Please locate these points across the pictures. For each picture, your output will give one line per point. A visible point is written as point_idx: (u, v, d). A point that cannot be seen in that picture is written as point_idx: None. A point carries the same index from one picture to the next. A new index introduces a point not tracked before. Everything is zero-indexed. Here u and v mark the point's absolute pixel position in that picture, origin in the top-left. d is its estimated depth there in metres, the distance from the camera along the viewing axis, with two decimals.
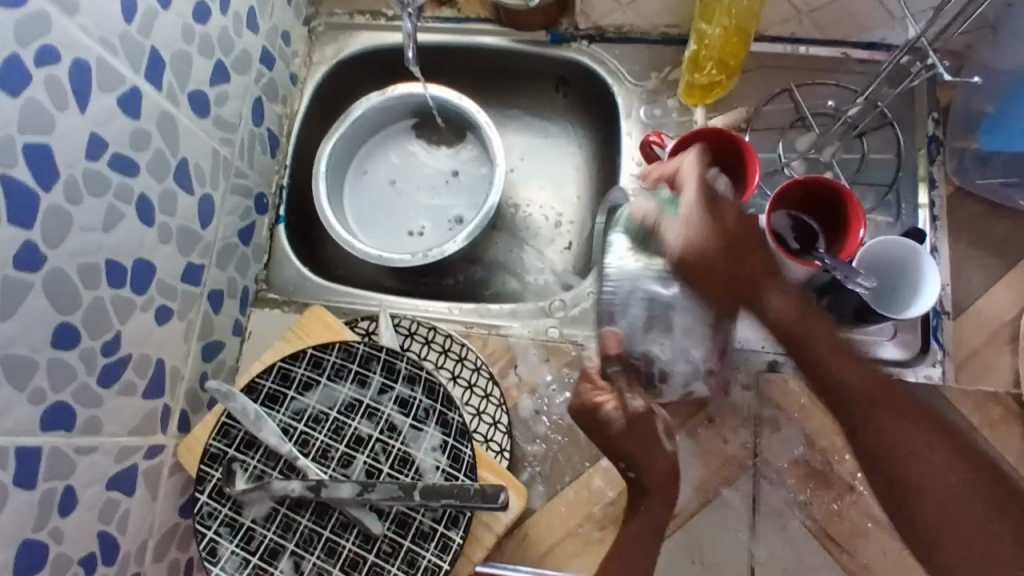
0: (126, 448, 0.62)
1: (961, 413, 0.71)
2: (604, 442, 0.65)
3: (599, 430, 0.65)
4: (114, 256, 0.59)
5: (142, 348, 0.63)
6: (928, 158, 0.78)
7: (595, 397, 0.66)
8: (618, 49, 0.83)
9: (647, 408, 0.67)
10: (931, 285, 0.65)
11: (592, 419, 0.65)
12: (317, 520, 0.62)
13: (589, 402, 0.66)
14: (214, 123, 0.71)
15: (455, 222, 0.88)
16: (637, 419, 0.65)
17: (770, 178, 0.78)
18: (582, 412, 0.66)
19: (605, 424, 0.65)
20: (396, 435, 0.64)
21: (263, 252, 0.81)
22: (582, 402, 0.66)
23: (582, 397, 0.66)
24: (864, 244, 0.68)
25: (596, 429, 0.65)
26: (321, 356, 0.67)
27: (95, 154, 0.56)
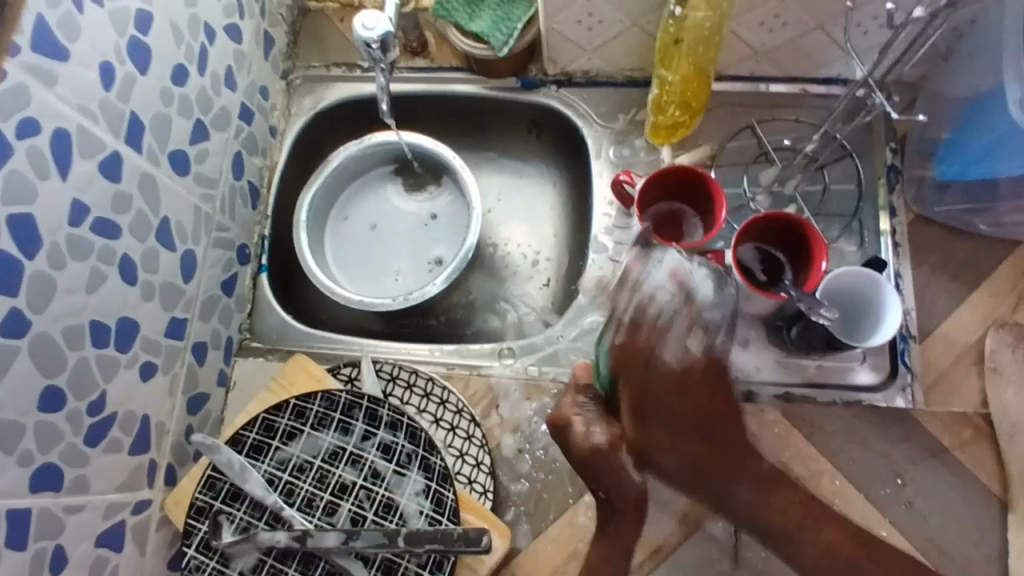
0: (113, 505, 0.63)
1: (933, 435, 0.72)
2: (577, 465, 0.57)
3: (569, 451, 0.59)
4: (98, 317, 0.60)
5: (128, 405, 0.64)
6: (888, 187, 0.80)
7: (567, 414, 0.60)
8: (586, 93, 0.86)
9: (616, 440, 0.57)
10: (892, 311, 0.67)
11: (563, 436, 0.60)
12: (304, 570, 0.63)
13: (561, 421, 0.60)
14: (194, 180, 0.73)
15: (435, 264, 0.90)
16: (596, 452, 0.56)
17: (737, 212, 0.81)
18: (554, 425, 0.61)
19: (570, 441, 0.59)
20: (379, 481, 0.65)
21: (246, 301, 0.83)
22: (557, 419, 0.61)
23: (558, 411, 0.61)
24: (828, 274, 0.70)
25: (564, 443, 0.59)
26: (304, 406, 0.68)
27: (77, 219, 0.58)
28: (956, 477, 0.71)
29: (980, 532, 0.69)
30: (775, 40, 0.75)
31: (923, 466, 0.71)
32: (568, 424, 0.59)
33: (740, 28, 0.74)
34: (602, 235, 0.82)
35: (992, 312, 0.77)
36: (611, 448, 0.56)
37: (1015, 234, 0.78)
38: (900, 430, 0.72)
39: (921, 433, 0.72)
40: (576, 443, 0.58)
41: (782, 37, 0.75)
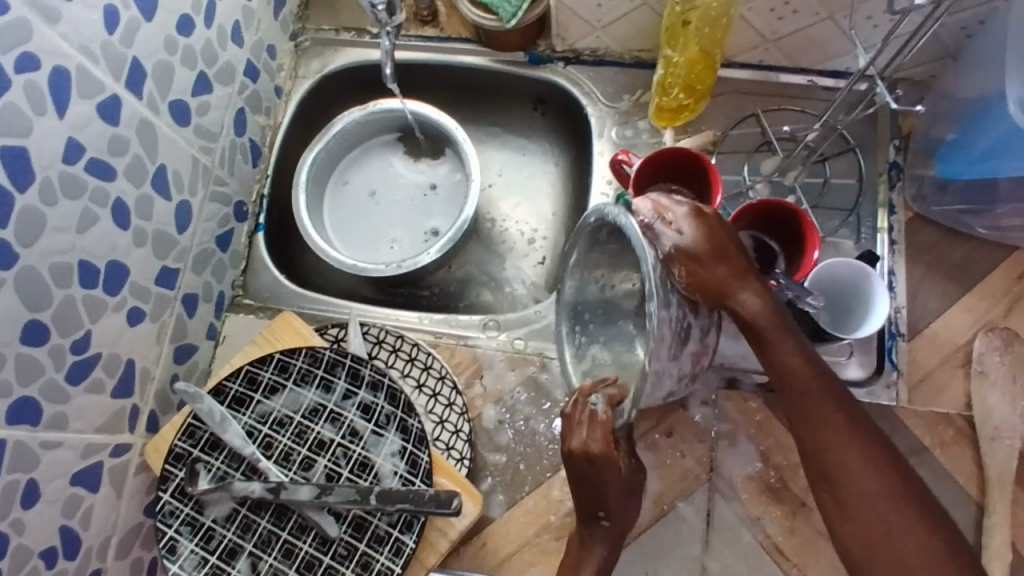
0: (91, 445, 0.64)
1: (915, 434, 0.72)
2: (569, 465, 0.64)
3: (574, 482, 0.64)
4: (87, 257, 0.61)
5: (113, 348, 0.65)
6: (889, 184, 0.80)
7: (574, 417, 0.63)
8: (592, 71, 0.85)
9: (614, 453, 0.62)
10: (880, 305, 0.66)
11: (568, 437, 0.63)
12: (276, 522, 0.64)
13: (569, 424, 0.63)
14: (194, 132, 0.73)
15: (431, 234, 0.90)
16: (597, 458, 0.62)
17: (735, 200, 0.81)
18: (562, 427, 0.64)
19: (570, 449, 0.63)
20: (357, 439, 0.65)
21: (240, 258, 0.83)
22: (566, 417, 0.63)
23: (569, 410, 0.64)
24: (819, 264, 0.69)
25: (565, 452, 0.63)
26: (288, 361, 0.68)
27: (71, 158, 0.58)
28: (934, 476, 0.71)
29: (957, 534, 0.69)
30: (785, 27, 0.75)
31: None
32: (572, 433, 0.63)
33: (750, 13, 0.73)
34: None
35: (984, 316, 0.76)
36: (604, 455, 0.62)
37: (1013, 239, 0.77)
38: (880, 427, 0.72)
39: (901, 431, 0.72)
40: (574, 452, 0.62)
41: (792, 25, 0.74)
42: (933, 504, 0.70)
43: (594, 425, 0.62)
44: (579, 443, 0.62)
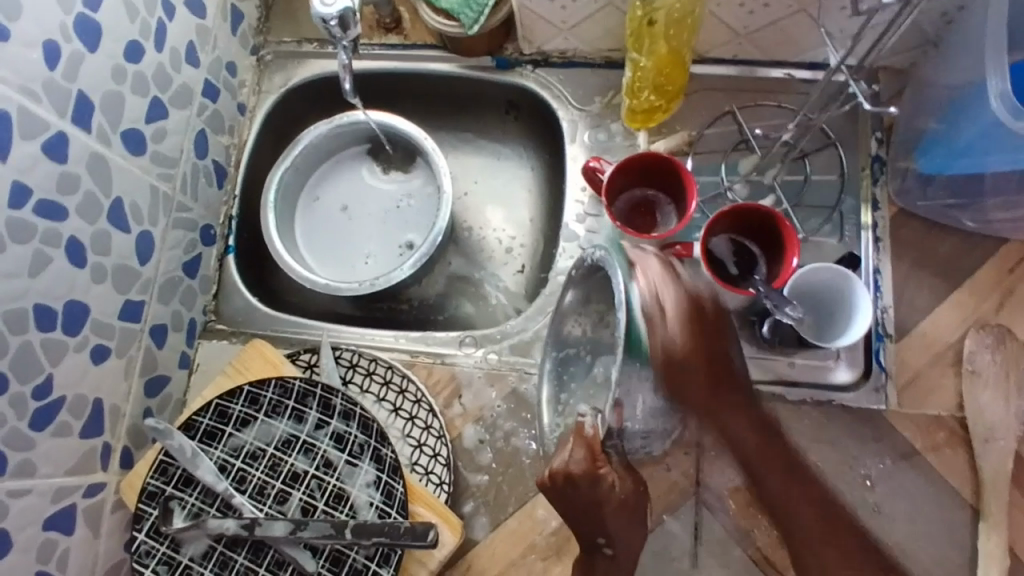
0: (62, 488, 0.63)
1: (903, 436, 0.71)
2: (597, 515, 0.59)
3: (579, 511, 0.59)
4: (43, 300, 0.59)
5: (78, 388, 0.64)
6: (872, 180, 0.78)
7: (599, 469, 0.57)
8: (561, 73, 0.83)
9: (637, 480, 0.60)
10: (862, 310, 0.64)
11: (593, 489, 0.57)
12: (253, 558, 0.63)
13: (593, 473, 0.57)
14: (151, 160, 0.71)
15: (406, 248, 0.88)
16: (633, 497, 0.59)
17: (713, 202, 0.78)
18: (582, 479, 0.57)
19: (600, 500, 0.57)
20: (331, 471, 0.64)
21: (211, 283, 0.82)
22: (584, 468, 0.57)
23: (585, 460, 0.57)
24: (800, 269, 0.68)
25: (591, 501, 0.58)
26: (258, 393, 0.67)
27: (17, 201, 0.57)
28: (924, 479, 0.70)
29: (950, 537, 0.68)
30: (756, 22, 0.72)
31: (891, 468, 0.70)
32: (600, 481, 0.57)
33: (719, 9, 0.71)
34: (574, 222, 0.79)
35: (973, 312, 0.74)
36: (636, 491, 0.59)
37: (1002, 232, 0.75)
38: (869, 431, 0.71)
39: (890, 434, 0.71)
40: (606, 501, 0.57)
41: (763, 19, 0.72)
42: (924, 507, 0.69)
43: (582, 443, 0.57)
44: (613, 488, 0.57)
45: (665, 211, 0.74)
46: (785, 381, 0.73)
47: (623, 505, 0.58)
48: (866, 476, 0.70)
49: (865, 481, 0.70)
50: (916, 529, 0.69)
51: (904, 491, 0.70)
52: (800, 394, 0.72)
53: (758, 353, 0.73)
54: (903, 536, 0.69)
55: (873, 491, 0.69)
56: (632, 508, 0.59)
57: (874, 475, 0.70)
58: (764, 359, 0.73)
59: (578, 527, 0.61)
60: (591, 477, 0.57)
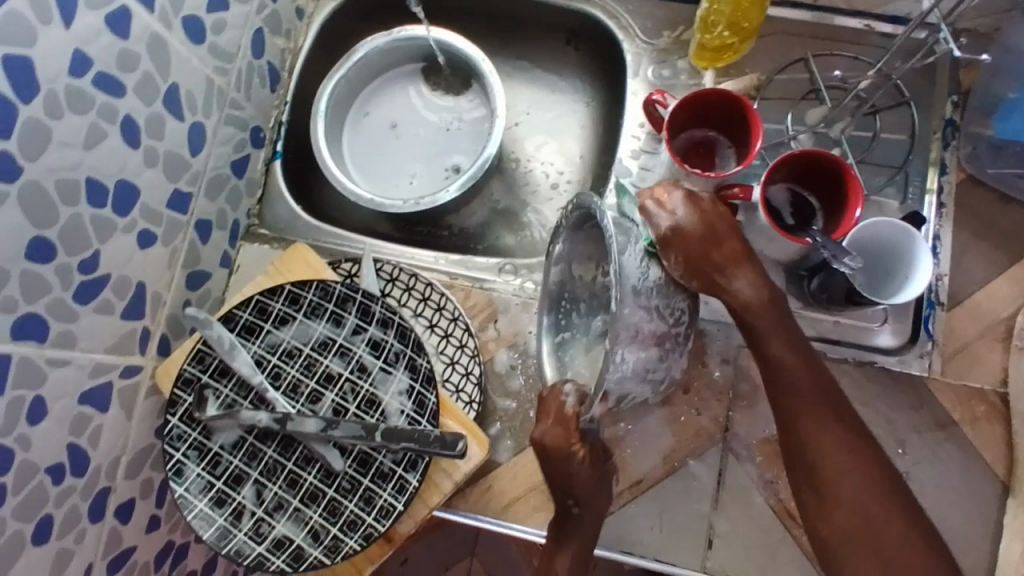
0: (101, 365, 0.64)
1: (943, 406, 0.69)
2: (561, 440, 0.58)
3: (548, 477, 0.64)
4: (95, 175, 0.59)
5: (123, 269, 0.64)
6: (942, 142, 0.75)
7: None
8: (631, 4, 0.80)
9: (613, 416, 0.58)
10: (922, 271, 0.62)
11: None
12: (282, 452, 0.64)
13: None
14: (208, 51, 0.70)
15: (452, 172, 0.87)
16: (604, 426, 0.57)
17: (775, 150, 0.75)
18: None
19: None
20: (365, 376, 0.64)
21: (257, 186, 0.81)
22: None
23: None
24: (862, 222, 0.65)
25: None
26: (298, 293, 0.67)
27: (78, 70, 0.56)
28: (960, 451, 0.68)
29: (979, 512, 0.67)
30: None
31: (927, 437, 0.68)
32: None
33: None
34: (627, 158, 0.77)
35: None
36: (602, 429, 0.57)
37: None
38: (909, 397, 0.69)
39: (930, 404, 0.69)
40: None
41: None
42: (956, 478, 0.68)
43: (563, 362, 0.57)
44: None
45: (724, 154, 0.72)
46: (827, 339, 0.71)
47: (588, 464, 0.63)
48: (901, 444, 0.68)
49: (897, 450, 0.68)
50: (946, 501, 0.67)
51: (938, 461, 0.68)
52: (841, 354, 0.71)
53: (804, 309, 0.72)
54: (930, 507, 0.67)
55: (906, 458, 0.68)
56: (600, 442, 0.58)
57: (909, 445, 0.68)
58: (809, 316, 0.72)
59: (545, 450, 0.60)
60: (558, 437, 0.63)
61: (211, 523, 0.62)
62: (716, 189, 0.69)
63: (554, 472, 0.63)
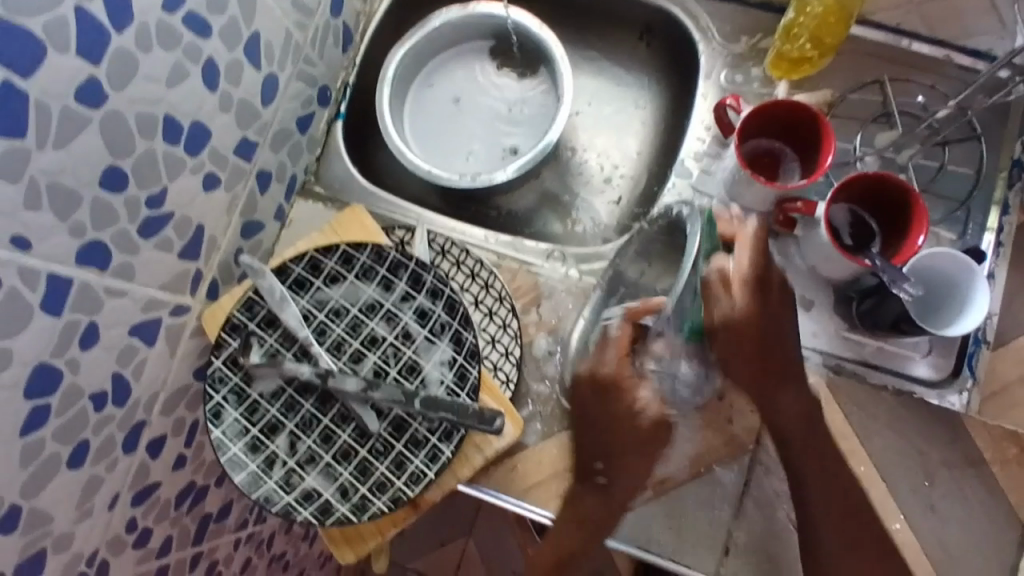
0: (153, 300, 0.65)
1: (977, 445, 0.68)
2: (614, 420, 0.67)
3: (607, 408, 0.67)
4: (172, 112, 0.60)
5: (186, 209, 0.65)
6: (1008, 182, 0.74)
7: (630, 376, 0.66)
8: (712, 6, 0.79)
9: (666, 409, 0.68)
10: (979, 307, 0.62)
11: (614, 391, 0.66)
12: (319, 407, 0.65)
13: (621, 374, 0.66)
14: (291, 4, 0.71)
15: (508, 153, 0.87)
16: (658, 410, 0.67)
17: (840, 169, 0.75)
18: (611, 376, 0.66)
19: (621, 408, 0.66)
20: (409, 342, 0.65)
21: (317, 144, 0.82)
22: (614, 371, 0.66)
23: (615, 365, 0.66)
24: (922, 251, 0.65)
25: (600, 400, 0.67)
26: (352, 254, 0.68)
27: (170, 7, 0.57)
28: (988, 493, 0.68)
29: (1000, 556, 0.66)
30: None
31: (957, 474, 0.68)
32: (621, 381, 0.66)
33: None
34: (689, 159, 0.77)
35: None
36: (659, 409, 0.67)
37: None
38: (944, 432, 0.68)
39: (965, 441, 0.68)
40: (626, 409, 0.67)
41: None
42: (981, 518, 0.67)
43: (614, 348, 0.66)
44: (641, 394, 0.67)
45: (789, 166, 0.71)
46: (869, 364, 0.71)
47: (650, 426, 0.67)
48: (929, 476, 0.67)
49: (924, 482, 0.67)
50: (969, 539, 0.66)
51: (963, 498, 0.67)
52: (880, 380, 0.71)
53: (849, 331, 0.72)
54: (953, 545, 0.66)
55: (932, 491, 0.67)
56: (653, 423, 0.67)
57: (938, 478, 0.67)
58: (852, 339, 0.71)
59: (594, 423, 0.67)
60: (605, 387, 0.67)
61: (243, 467, 0.63)
62: (779, 202, 0.69)
63: (590, 409, 0.67)
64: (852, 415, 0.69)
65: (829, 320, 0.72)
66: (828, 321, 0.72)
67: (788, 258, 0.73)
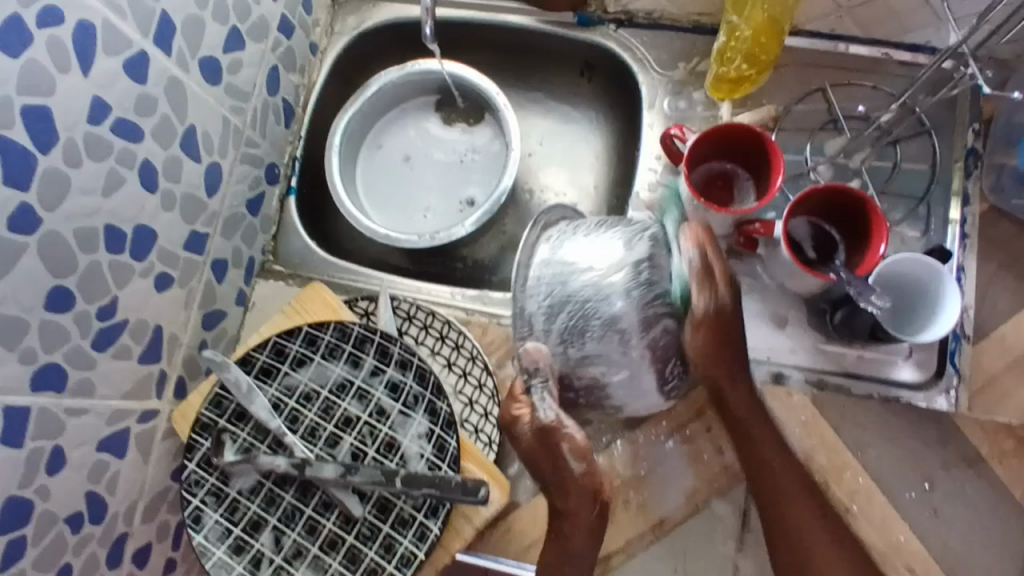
0: (118, 411, 0.63)
1: (973, 443, 0.67)
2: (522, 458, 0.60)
3: (530, 442, 0.59)
4: (113, 221, 0.59)
5: (140, 313, 0.64)
6: (965, 172, 0.74)
7: (513, 410, 0.60)
8: (646, 36, 0.80)
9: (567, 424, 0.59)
10: (951, 306, 0.61)
11: (509, 431, 0.60)
12: (300, 497, 0.63)
13: (508, 416, 0.60)
14: (225, 91, 0.70)
15: (466, 205, 0.86)
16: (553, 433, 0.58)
17: (794, 181, 0.75)
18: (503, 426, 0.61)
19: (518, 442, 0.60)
20: (384, 419, 0.64)
21: (272, 223, 0.81)
22: (503, 415, 0.61)
23: (504, 409, 0.61)
24: (887, 258, 0.65)
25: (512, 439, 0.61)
26: (316, 335, 0.66)
27: (97, 118, 0.56)
28: (990, 489, 0.66)
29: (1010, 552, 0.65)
30: None
31: (954, 473, 0.67)
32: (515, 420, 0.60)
33: None
34: (645, 190, 0.76)
35: None
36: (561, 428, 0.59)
37: None
38: (936, 434, 0.68)
39: (958, 439, 0.67)
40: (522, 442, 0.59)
41: None
42: (985, 516, 0.66)
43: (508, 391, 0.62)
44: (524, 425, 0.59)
45: (743, 187, 0.71)
46: (851, 375, 0.70)
47: (543, 446, 0.59)
48: (927, 478, 0.67)
49: (924, 485, 0.66)
50: (977, 541, 0.65)
51: (965, 498, 0.66)
52: (866, 389, 0.70)
53: (828, 343, 0.71)
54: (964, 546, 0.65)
55: (933, 495, 0.66)
56: (555, 449, 0.59)
57: (935, 479, 0.67)
58: (831, 350, 0.71)
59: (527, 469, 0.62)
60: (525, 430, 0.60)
61: (229, 571, 0.61)
62: (737, 223, 0.68)
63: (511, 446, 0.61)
64: (843, 428, 0.68)
65: (804, 335, 0.71)
66: (803, 336, 0.71)
67: (756, 277, 0.72)
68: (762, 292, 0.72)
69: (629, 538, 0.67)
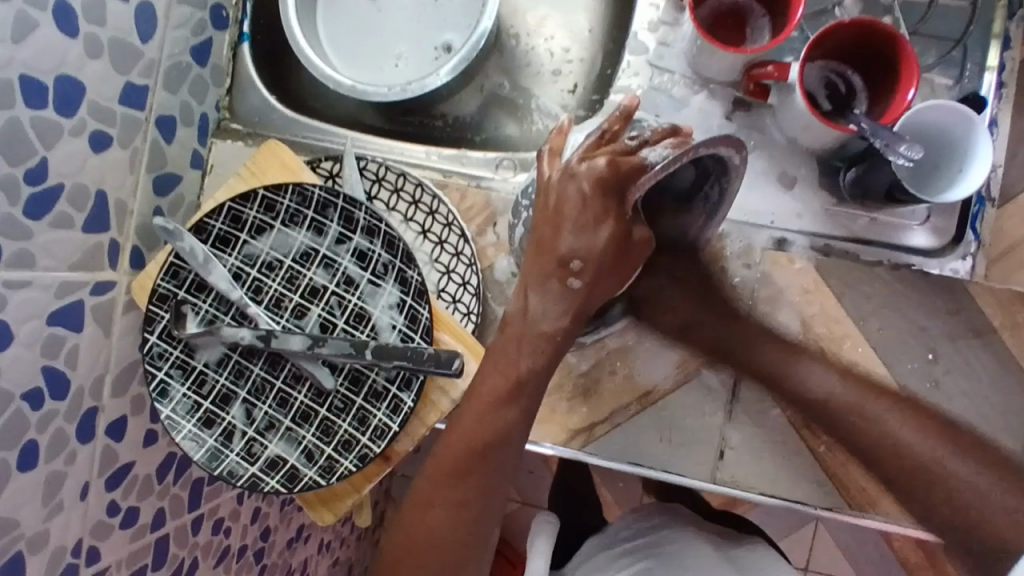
0: (67, 284, 0.57)
1: (986, 315, 0.62)
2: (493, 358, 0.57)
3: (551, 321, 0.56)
4: (29, 70, 0.51)
5: (78, 177, 0.57)
6: (1009, 10, 0.64)
7: (568, 275, 0.55)
8: None
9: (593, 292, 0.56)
10: (971, 176, 0.56)
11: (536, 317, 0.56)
12: (269, 370, 0.60)
13: (550, 290, 0.56)
14: None
15: (443, 51, 0.77)
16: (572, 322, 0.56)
17: (816, 19, 0.65)
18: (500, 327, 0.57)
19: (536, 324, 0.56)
20: (352, 289, 0.60)
21: (224, 75, 0.74)
22: (550, 282, 0.55)
23: (558, 265, 0.55)
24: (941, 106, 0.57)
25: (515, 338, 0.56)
26: (274, 200, 0.61)
27: None
28: (1001, 362, 0.62)
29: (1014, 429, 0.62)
30: None
31: (963, 345, 0.62)
32: (577, 298, 0.56)
33: None
34: (643, 30, 0.67)
35: None
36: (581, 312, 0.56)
37: None
38: (948, 303, 0.63)
39: (968, 309, 0.62)
40: (538, 328, 0.56)
41: None
42: (990, 388, 0.62)
43: (610, 232, 0.54)
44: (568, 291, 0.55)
45: (756, 24, 0.63)
46: (860, 240, 0.64)
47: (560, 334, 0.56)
48: (932, 350, 0.62)
49: (928, 357, 0.62)
50: (980, 415, 0.62)
51: (971, 369, 0.62)
52: (874, 256, 0.64)
53: (837, 206, 0.64)
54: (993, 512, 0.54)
55: (936, 366, 0.62)
56: (553, 350, 0.57)
57: (941, 351, 0.62)
58: (842, 214, 0.64)
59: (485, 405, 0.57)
60: (619, 188, 0.53)
61: (201, 444, 0.59)
62: (747, 67, 0.60)
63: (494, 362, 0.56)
64: (845, 296, 0.63)
65: (814, 197, 0.65)
66: (812, 198, 0.65)
67: (766, 132, 0.65)
68: (771, 149, 0.65)
69: (614, 408, 0.64)
